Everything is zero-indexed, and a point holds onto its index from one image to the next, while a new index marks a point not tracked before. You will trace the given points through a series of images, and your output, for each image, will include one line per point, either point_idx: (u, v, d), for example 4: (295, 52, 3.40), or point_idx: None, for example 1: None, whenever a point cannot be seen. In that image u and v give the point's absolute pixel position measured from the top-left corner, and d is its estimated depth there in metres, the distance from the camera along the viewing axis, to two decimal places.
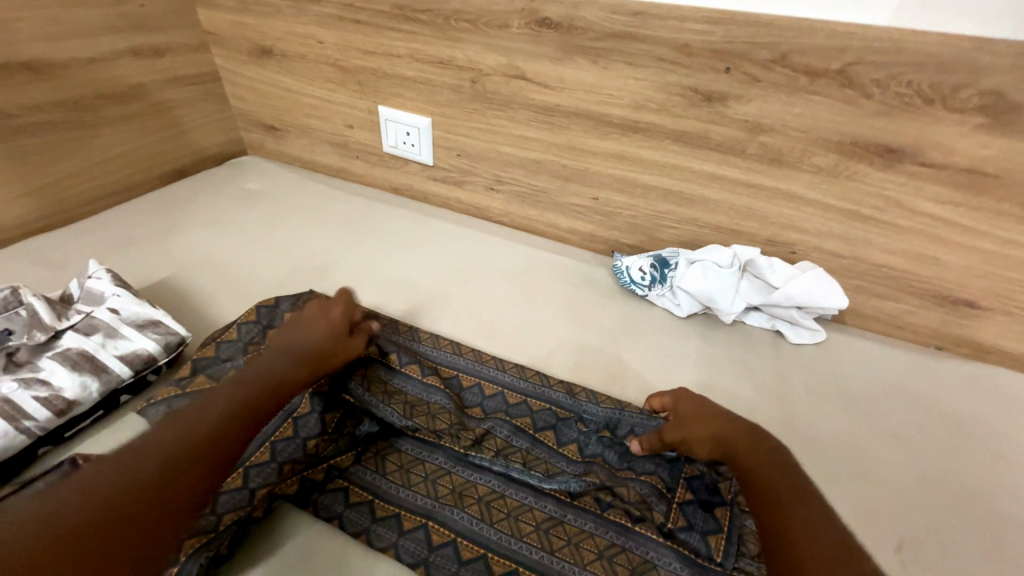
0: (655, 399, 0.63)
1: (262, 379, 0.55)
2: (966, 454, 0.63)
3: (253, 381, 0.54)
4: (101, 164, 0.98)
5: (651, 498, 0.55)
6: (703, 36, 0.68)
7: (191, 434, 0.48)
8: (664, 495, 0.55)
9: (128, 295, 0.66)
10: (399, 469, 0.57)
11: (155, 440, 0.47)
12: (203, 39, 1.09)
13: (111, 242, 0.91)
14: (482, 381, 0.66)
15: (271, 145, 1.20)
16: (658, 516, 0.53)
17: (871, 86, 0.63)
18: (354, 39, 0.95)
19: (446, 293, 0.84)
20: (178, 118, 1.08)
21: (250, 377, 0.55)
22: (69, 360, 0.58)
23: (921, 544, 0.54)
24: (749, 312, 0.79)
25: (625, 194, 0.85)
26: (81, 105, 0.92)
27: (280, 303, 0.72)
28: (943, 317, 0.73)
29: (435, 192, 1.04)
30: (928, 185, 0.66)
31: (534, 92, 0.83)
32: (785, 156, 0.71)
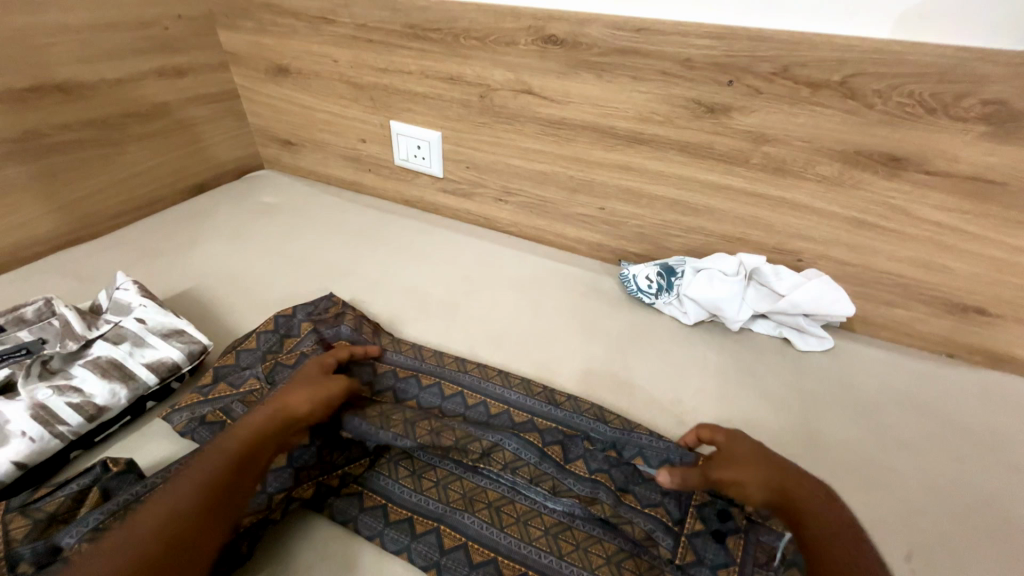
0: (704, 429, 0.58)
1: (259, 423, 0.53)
2: (978, 463, 0.62)
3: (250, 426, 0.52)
4: (127, 180, 1.02)
5: (656, 533, 0.53)
6: (705, 51, 0.70)
7: (196, 489, 0.46)
8: (670, 529, 0.54)
9: (154, 305, 0.69)
10: (411, 474, 0.58)
11: (158, 499, 0.45)
12: (223, 59, 1.14)
13: (136, 254, 0.95)
14: (487, 399, 0.66)
15: (287, 159, 1.24)
16: (664, 552, 0.52)
17: (874, 96, 0.64)
18: (367, 57, 0.98)
19: (456, 303, 0.86)
20: (200, 135, 1.13)
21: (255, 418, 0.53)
22: (99, 367, 0.61)
23: (931, 553, 0.54)
24: (757, 319, 0.80)
25: (631, 204, 0.86)
26: (109, 123, 0.97)
27: (297, 313, 0.75)
28: (953, 324, 0.73)
29: (445, 203, 1.07)
30: (933, 193, 0.66)
31: (542, 106, 0.85)
32: (789, 166, 0.72)
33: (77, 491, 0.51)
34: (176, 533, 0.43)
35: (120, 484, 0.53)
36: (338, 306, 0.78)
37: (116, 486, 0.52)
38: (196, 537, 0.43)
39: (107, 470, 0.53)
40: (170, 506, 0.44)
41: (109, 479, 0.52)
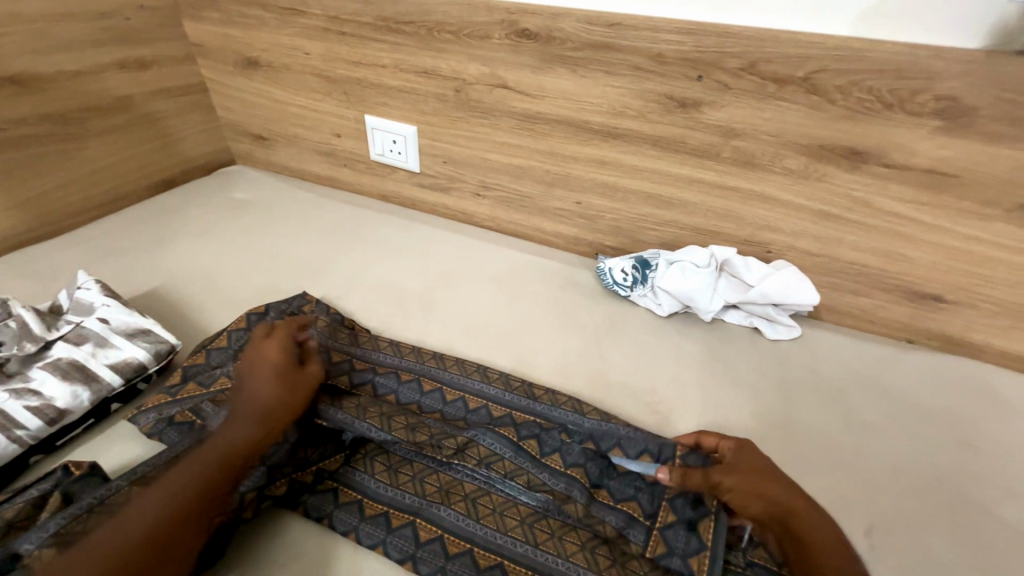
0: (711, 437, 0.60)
1: (242, 429, 0.53)
2: (935, 442, 0.65)
3: (234, 433, 0.53)
4: (89, 176, 0.99)
5: (626, 528, 0.54)
6: (675, 46, 0.71)
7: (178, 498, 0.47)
8: (641, 522, 0.55)
9: (118, 304, 0.67)
10: (388, 469, 0.57)
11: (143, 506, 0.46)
12: (190, 51, 1.10)
13: (101, 253, 0.92)
14: (466, 395, 0.66)
15: (260, 154, 1.21)
16: (635, 546, 0.53)
17: (835, 92, 0.66)
18: (340, 50, 0.97)
19: (434, 298, 0.85)
20: (166, 129, 1.09)
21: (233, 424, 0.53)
22: (60, 369, 0.59)
23: (889, 528, 0.57)
24: (729, 310, 0.82)
25: (606, 198, 0.87)
26: (68, 118, 0.93)
27: (270, 312, 0.74)
28: (913, 310, 0.76)
29: (422, 198, 1.06)
30: (893, 185, 0.69)
31: (517, 100, 0.85)
32: (757, 159, 0.74)
33: (37, 497, 0.49)
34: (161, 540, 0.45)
35: (82, 487, 0.51)
36: (311, 305, 0.77)
37: (79, 489, 0.51)
38: (181, 545, 0.45)
39: (69, 474, 0.52)
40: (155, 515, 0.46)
41: (71, 482, 0.51)
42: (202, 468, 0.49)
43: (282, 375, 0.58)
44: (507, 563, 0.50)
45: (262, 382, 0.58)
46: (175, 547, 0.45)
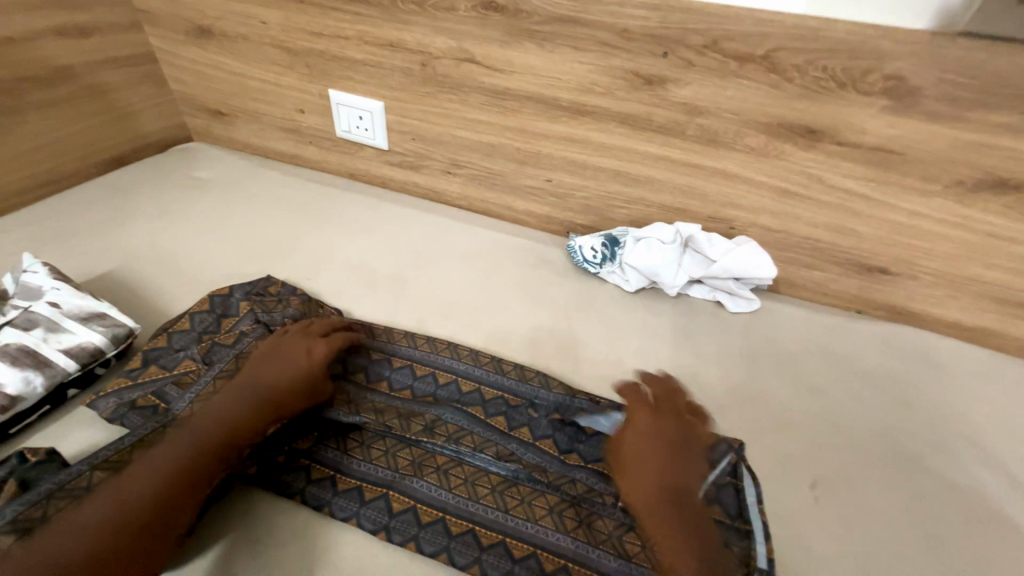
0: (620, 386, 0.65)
1: (234, 414, 0.55)
2: (874, 402, 0.71)
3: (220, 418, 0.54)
4: (31, 154, 0.93)
5: (598, 484, 0.57)
6: (641, 22, 0.71)
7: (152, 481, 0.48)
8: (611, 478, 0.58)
9: (69, 288, 0.64)
10: (359, 444, 0.58)
11: (111, 490, 0.47)
12: (136, 18, 1.03)
13: (48, 235, 0.87)
14: (436, 371, 0.67)
15: (219, 130, 1.15)
16: (608, 498, 0.56)
17: (793, 70, 0.68)
18: (299, 20, 0.92)
19: (405, 277, 0.85)
20: (114, 103, 1.03)
21: (238, 406, 0.55)
22: (9, 356, 0.56)
23: (830, 480, 0.62)
24: (693, 285, 0.85)
25: (576, 176, 0.88)
26: (1, 89, 0.86)
27: (234, 293, 0.72)
28: (861, 282, 0.81)
29: (392, 177, 1.04)
30: (845, 162, 0.72)
31: (485, 76, 0.84)
32: (720, 137, 0.76)
33: None
34: (133, 519, 0.46)
35: (39, 473, 0.50)
36: (277, 287, 0.75)
37: (36, 476, 0.50)
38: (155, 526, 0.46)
39: (24, 461, 0.51)
40: (127, 496, 0.47)
41: (26, 469, 0.50)
42: (181, 452, 0.51)
43: (299, 365, 0.61)
44: (479, 529, 0.52)
45: (279, 370, 0.60)
46: (151, 527, 0.46)
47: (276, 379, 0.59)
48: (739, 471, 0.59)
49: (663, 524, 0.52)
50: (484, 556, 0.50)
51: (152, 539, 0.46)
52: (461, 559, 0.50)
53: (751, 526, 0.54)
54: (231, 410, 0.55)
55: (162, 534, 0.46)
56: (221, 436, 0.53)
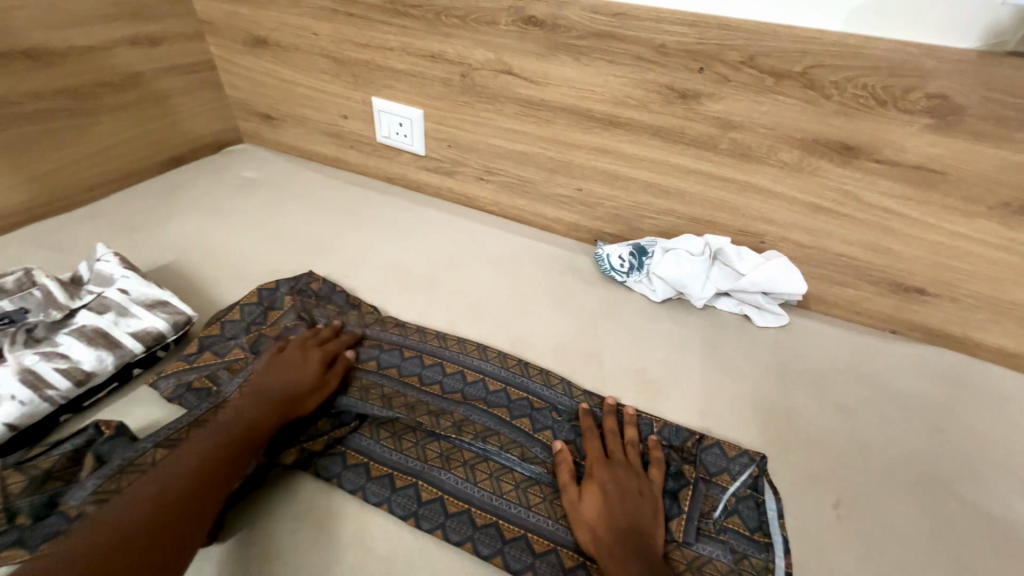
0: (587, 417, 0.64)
1: (254, 415, 0.57)
2: (906, 425, 0.69)
3: (240, 418, 0.56)
4: (103, 152, 1.01)
5: None
6: (678, 38, 0.73)
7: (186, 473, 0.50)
8: None
9: (137, 277, 0.70)
10: (392, 435, 0.61)
11: (153, 479, 0.48)
12: (199, 28, 1.11)
13: (116, 227, 0.94)
14: (464, 369, 0.70)
15: (267, 133, 1.23)
16: None
17: (831, 87, 0.68)
18: (347, 31, 0.98)
19: (437, 279, 0.89)
20: (176, 106, 1.11)
21: (247, 409, 0.57)
22: (85, 336, 0.62)
23: (855, 501, 0.61)
24: (720, 297, 0.85)
25: (607, 186, 0.90)
26: (81, 92, 0.95)
27: (280, 287, 0.77)
28: (896, 302, 0.79)
29: (427, 181, 1.08)
30: (882, 180, 0.72)
31: (521, 87, 0.87)
32: (753, 151, 0.76)
33: (72, 451, 0.53)
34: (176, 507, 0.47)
35: (110, 447, 0.54)
36: (319, 283, 0.80)
37: (108, 450, 0.54)
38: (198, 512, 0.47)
39: (100, 433, 0.55)
40: (166, 486, 0.48)
41: (101, 444, 0.54)
42: (209, 448, 0.53)
43: (295, 370, 0.63)
44: (502, 523, 0.54)
45: (277, 376, 0.62)
46: (186, 515, 0.47)
47: (288, 384, 0.61)
48: (761, 485, 0.60)
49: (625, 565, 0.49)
50: (507, 548, 0.52)
51: (177, 529, 0.46)
52: (486, 549, 0.52)
53: (770, 539, 0.56)
54: (251, 411, 0.57)
55: (188, 524, 0.46)
56: (243, 438, 0.54)
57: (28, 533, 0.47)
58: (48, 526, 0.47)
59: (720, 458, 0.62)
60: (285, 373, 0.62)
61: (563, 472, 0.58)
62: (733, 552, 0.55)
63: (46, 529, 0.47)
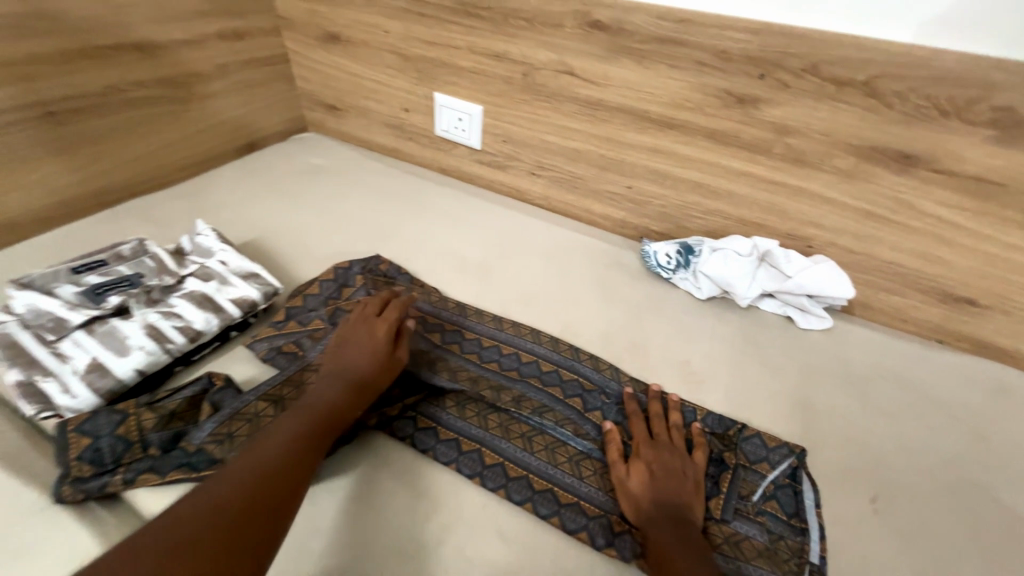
0: (633, 401, 0.69)
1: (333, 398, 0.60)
2: (948, 432, 0.71)
3: (312, 409, 0.58)
4: (191, 136, 1.11)
5: None
6: (740, 44, 0.75)
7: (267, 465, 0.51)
8: None
9: (233, 250, 0.79)
10: (457, 404, 0.67)
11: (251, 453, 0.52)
12: (277, 23, 1.20)
13: (202, 205, 1.04)
14: (519, 351, 0.75)
15: (331, 123, 1.31)
16: None
17: (893, 97, 0.70)
18: (416, 30, 1.04)
19: (490, 266, 0.94)
20: (253, 96, 1.20)
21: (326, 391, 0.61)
22: (195, 299, 0.71)
23: (893, 498, 0.63)
24: (765, 298, 0.88)
25: (657, 185, 0.93)
26: (177, 82, 1.04)
27: (353, 266, 0.84)
28: (945, 312, 0.80)
29: (480, 174, 1.14)
30: (939, 190, 0.73)
31: (581, 87, 0.91)
32: (808, 157, 0.78)
33: (191, 396, 0.62)
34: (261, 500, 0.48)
35: (221, 397, 0.62)
36: (386, 265, 0.87)
37: (221, 399, 0.62)
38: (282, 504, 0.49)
39: (212, 383, 0.64)
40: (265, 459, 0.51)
41: (214, 393, 0.62)
42: (288, 439, 0.54)
43: (366, 352, 0.66)
44: (557, 490, 0.60)
45: (352, 359, 0.65)
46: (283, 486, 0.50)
47: (361, 367, 0.64)
48: (799, 476, 0.63)
49: (667, 533, 0.54)
50: (562, 510, 0.58)
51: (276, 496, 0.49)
52: (544, 509, 0.58)
53: (807, 526, 0.59)
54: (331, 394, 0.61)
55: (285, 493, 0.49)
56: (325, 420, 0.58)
57: (161, 462, 0.56)
58: (177, 458, 0.57)
59: (760, 448, 0.66)
60: (357, 356, 0.65)
61: (610, 447, 0.63)
62: (768, 532, 0.58)
63: (176, 461, 0.56)
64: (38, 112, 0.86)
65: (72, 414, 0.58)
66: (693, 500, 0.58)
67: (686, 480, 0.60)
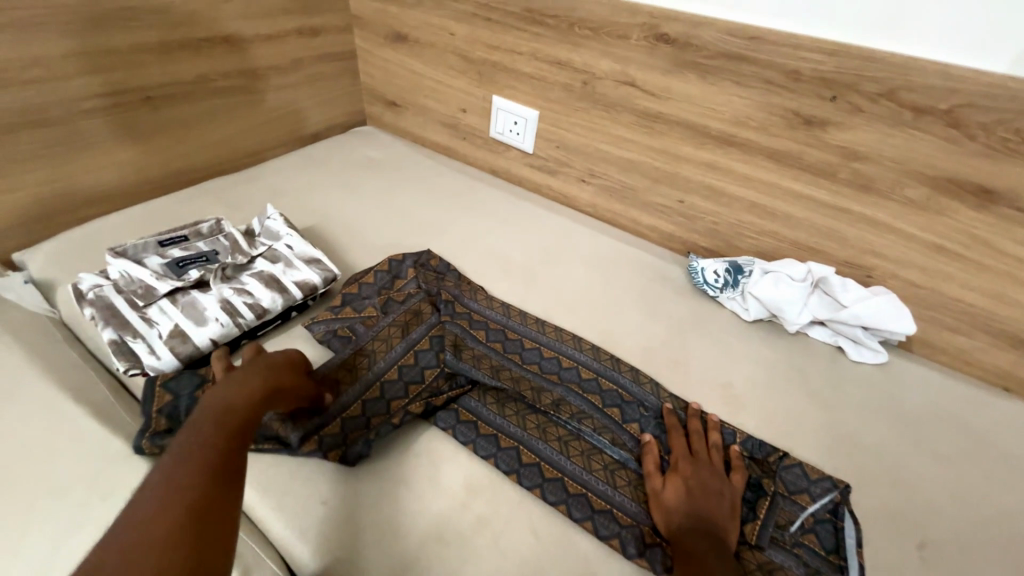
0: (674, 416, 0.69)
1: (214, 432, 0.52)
2: (1008, 484, 0.67)
3: (190, 452, 0.49)
4: (263, 124, 1.18)
5: None
6: (814, 65, 0.73)
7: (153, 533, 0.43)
8: None
9: (298, 236, 0.84)
10: (497, 401, 0.70)
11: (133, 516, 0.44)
12: (349, 22, 1.26)
13: (268, 190, 1.11)
14: (560, 356, 0.77)
15: (389, 118, 1.37)
16: None
17: (978, 128, 0.66)
18: (481, 34, 1.07)
19: (534, 269, 0.96)
20: (320, 89, 1.27)
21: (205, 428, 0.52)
22: (263, 279, 0.76)
23: (942, 547, 0.61)
24: (814, 326, 0.85)
25: (711, 201, 0.92)
26: (256, 74, 1.12)
27: (406, 260, 0.88)
28: (1016, 358, 0.76)
29: (530, 177, 1.16)
30: (1021, 229, 0.69)
31: (641, 99, 0.91)
32: (877, 184, 0.76)
33: None
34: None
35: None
36: (436, 261, 0.91)
37: None
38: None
39: None
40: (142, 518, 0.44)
41: None
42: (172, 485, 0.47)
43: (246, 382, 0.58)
44: (591, 496, 0.61)
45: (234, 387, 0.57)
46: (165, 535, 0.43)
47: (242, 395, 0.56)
48: (841, 512, 0.61)
49: (697, 548, 0.54)
50: (596, 516, 0.59)
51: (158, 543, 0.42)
52: (578, 513, 0.59)
53: (846, 563, 0.57)
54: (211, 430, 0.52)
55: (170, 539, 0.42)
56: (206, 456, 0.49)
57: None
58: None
59: (800, 478, 0.64)
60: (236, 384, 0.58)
61: (647, 460, 0.64)
62: (805, 565, 0.57)
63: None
64: (138, 97, 0.95)
65: (155, 374, 0.64)
66: (727, 520, 0.58)
67: (722, 499, 0.60)
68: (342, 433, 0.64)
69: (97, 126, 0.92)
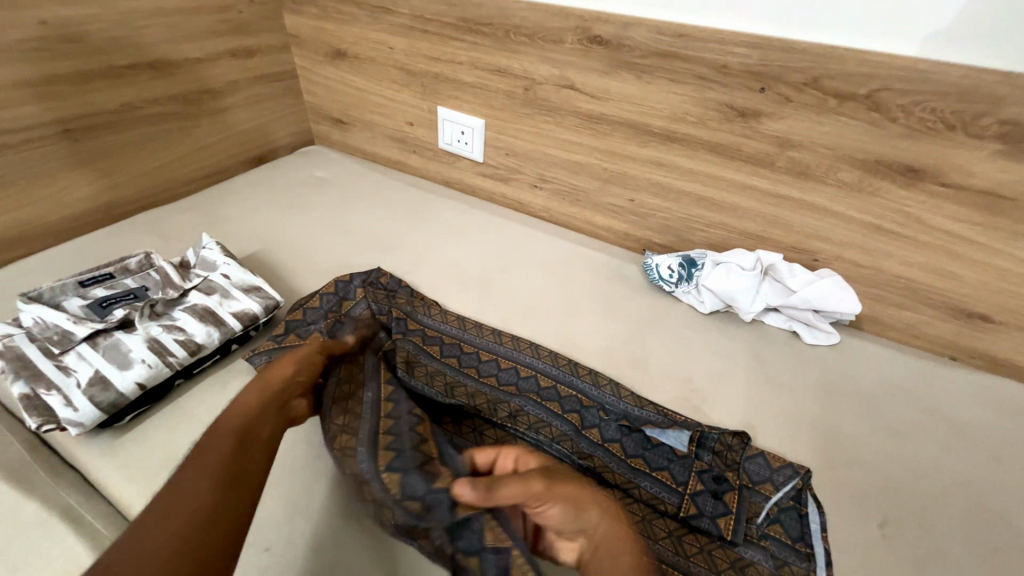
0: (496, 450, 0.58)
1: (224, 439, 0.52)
2: (961, 452, 0.69)
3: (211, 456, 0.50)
4: (200, 150, 1.13)
5: (662, 493, 0.61)
6: (741, 59, 0.75)
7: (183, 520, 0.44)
8: (675, 489, 0.62)
9: (236, 264, 0.80)
10: (453, 421, 0.68)
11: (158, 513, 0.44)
12: (287, 40, 1.22)
13: (209, 218, 1.06)
14: (518, 365, 0.75)
15: (337, 136, 1.34)
16: (670, 506, 0.60)
17: (897, 110, 0.69)
18: (420, 46, 1.05)
19: (490, 278, 0.94)
20: (260, 111, 1.23)
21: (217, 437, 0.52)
22: (197, 313, 0.71)
23: (904, 523, 0.61)
24: (769, 312, 0.86)
25: (659, 198, 0.93)
26: (187, 99, 1.07)
27: (354, 280, 0.85)
28: (958, 328, 0.78)
29: (483, 186, 1.15)
30: (947, 205, 0.71)
31: (582, 101, 0.92)
32: (812, 170, 0.77)
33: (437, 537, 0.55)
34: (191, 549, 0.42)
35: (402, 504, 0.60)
36: (386, 278, 0.88)
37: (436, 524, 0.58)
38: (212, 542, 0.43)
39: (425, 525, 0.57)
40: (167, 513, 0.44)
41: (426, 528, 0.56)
42: (191, 485, 0.47)
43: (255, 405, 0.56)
44: None
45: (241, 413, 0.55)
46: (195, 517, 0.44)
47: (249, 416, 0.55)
48: (804, 498, 0.61)
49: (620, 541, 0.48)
50: None
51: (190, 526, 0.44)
52: None
53: (813, 550, 0.56)
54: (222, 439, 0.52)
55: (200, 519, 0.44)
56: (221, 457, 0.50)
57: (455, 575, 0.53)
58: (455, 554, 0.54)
59: (763, 468, 0.64)
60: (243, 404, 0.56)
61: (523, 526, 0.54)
62: (774, 557, 0.56)
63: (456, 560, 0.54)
64: (55, 130, 0.89)
65: (72, 428, 0.58)
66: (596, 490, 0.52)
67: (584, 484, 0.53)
68: (420, 452, 0.58)
69: (7, 163, 0.85)
